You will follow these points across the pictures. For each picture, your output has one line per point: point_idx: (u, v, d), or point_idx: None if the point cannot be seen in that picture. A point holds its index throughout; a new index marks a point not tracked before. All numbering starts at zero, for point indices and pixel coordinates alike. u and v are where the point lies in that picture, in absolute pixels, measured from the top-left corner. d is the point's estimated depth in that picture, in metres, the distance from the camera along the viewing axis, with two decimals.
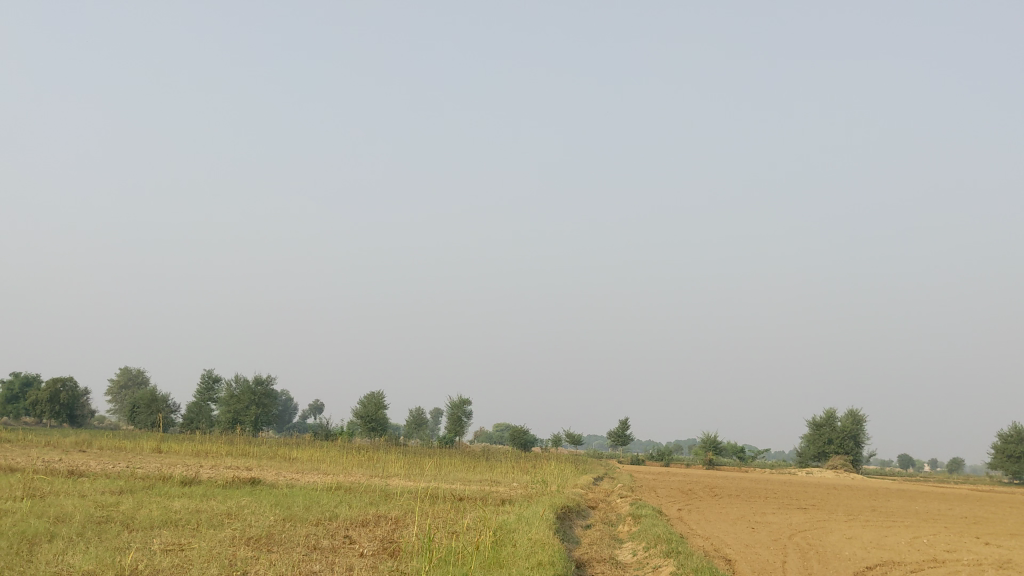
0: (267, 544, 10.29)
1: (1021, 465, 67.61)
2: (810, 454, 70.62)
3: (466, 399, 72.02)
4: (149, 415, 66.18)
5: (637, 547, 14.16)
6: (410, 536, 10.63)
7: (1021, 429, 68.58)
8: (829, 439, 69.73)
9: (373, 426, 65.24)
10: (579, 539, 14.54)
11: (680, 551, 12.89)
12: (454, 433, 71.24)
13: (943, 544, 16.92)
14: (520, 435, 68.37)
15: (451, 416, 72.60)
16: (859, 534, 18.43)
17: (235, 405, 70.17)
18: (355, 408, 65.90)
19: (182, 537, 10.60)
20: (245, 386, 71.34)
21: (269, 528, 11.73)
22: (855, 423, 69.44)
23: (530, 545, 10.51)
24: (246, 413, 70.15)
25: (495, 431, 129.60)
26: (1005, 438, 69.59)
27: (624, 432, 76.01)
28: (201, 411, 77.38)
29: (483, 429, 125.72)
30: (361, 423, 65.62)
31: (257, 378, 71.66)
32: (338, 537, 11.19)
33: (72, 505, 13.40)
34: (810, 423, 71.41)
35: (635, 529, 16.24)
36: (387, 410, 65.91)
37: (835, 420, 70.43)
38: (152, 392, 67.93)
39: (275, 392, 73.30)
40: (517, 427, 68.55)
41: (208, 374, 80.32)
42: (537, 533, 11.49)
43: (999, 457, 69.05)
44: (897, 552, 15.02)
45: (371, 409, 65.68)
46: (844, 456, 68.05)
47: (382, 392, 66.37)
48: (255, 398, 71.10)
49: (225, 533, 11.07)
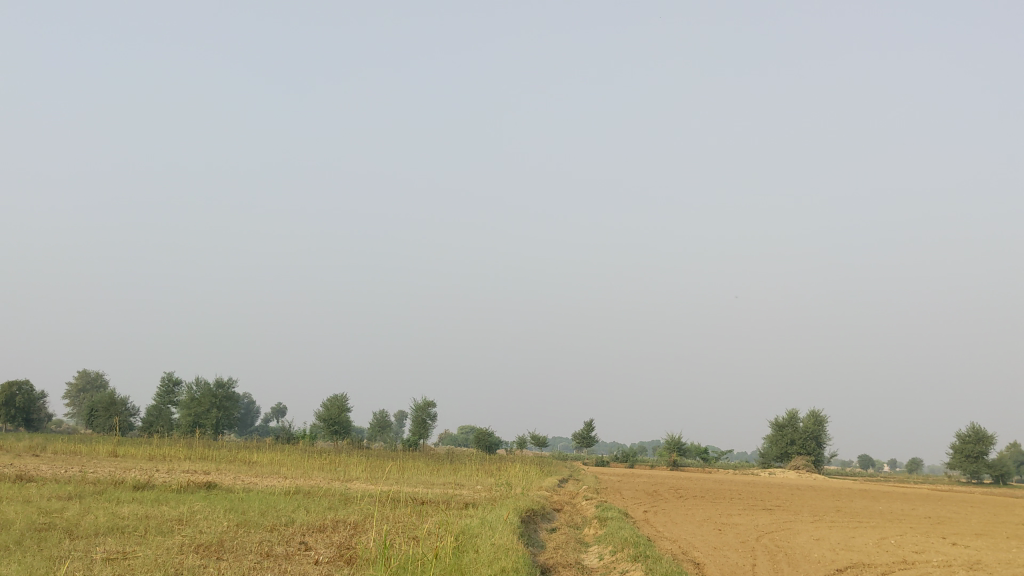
0: (217, 551, 9.81)
1: (979, 465, 68.34)
2: (773, 455, 70.93)
3: (430, 401, 71.49)
4: (107, 418, 64.86)
5: (604, 551, 13.81)
6: (367, 543, 10.21)
7: (979, 429, 69.36)
8: (791, 440, 70.07)
9: (336, 429, 64.51)
10: (543, 543, 14.19)
11: (648, 555, 12.53)
12: (418, 436, 70.64)
13: (910, 544, 16.76)
14: (485, 438, 67.98)
15: (415, 419, 72.00)
16: (826, 535, 18.33)
17: (196, 409, 69.04)
18: (318, 411, 65.11)
19: (126, 545, 10.08)
20: (206, 389, 70.20)
21: (221, 534, 11.25)
22: (817, 423, 69.86)
23: (495, 551, 10.13)
24: (207, 417, 69.04)
25: (460, 434, 129.05)
26: (963, 438, 70.31)
27: (589, 433, 75.92)
28: (160, 414, 76.04)
29: (448, 431, 125.12)
30: (324, 426, 64.81)
31: (219, 381, 70.61)
32: (293, 543, 10.75)
33: (13, 512, 12.78)
34: (772, 424, 71.66)
35: (601, 533, 15.92)
36: (350, 413, 65.24)
37: (798, 420, 70.79)
38: (110, 395, 66.59)
39: (236, 395, 72.22)
40: (482, 429, 68.15)
41: (168, 377, 79.02)
42: (501, 538, 11.08)
43: (958, 457, 69.75)
44: (865, 553, 14.80)
45: (334, 412, 64.90)
46: (806, 457, 68.40)
47: (345, 395, 65.65)
48: (216, 401, 70.04)
49: (172, 540, 10.56)
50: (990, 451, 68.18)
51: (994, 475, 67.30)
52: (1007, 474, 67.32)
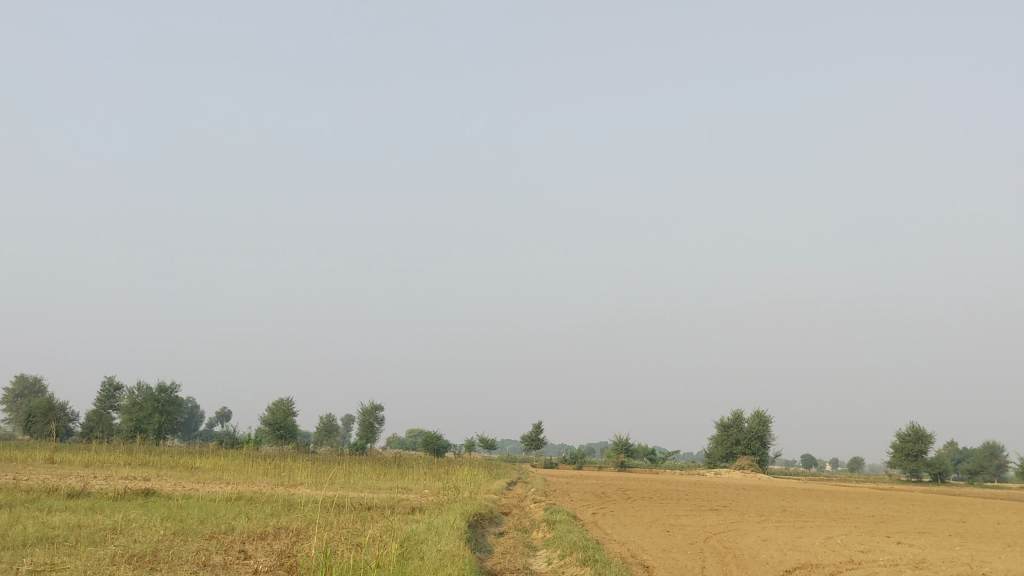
0: (151, 562, 9.43)
1: (918, 463, 69.67)
2: (718, 455, 71.59)
3: (378, 405, 70.86)
4: (46, 424, 63.21)
5: (552, 555, 13.65)
6: (310, 550, 9.92)
7: (918, 429, 70.78)
8: (736, 441, 70.76)
9: (282, 434, 63.61)
10: (490, 548, 13.99)
11: (597, 559, 12.38)
12: (366, 440, 69.98)
13: (856, 544, 16.88)
14: (433, 441, 67.60)
15: (362, 423, 71.30)
16: (773, 535, 18.44)
17: (137, 414, 67.60)
18: (263, 415, 64.15)
19: (56, 555, 9.66)
20: (148, 394, 68.80)
21: (157, 543, 10.86)
22: (761, 423, 70.72)
23: (441, 558, 9.87)
24: (149, 422, 67.62)
25: (408, 437, 128.28)
26: (903, 438, 71.66)
27: (537, 436, 75.96)
28: (101, 420, 74.34)
29: (396, 435, 124.33)
30: (270, 430, 63.90)
31: (161, 385, 69.19)
32: (231, 552, 10.40)
33: None
34: (718, 424, 72.34)
35: (549, 536, 15.77)
36: (296, 417, 64.39)
37: (742, 421, 71.54)
38: (48, 400, 64.91)
39: (180, 399, 70.84)
40: (430, 432, 67.74)
41: (109, 382, 77.35)
42: (447, 544, 10.85)
43: (898, 456, 71.05)
44: (813, 553, 14.88)
45: (279, 417, 63.98)
46: (751, 457, 69.15)
47: (291, 398, 64.80)
48: (158, 405, 68.64)
49: (104, 550, 10.15)
50: (929, 449, 69.59)
51: (932, 473, 68.67)
52: (945, 472, 68.73)
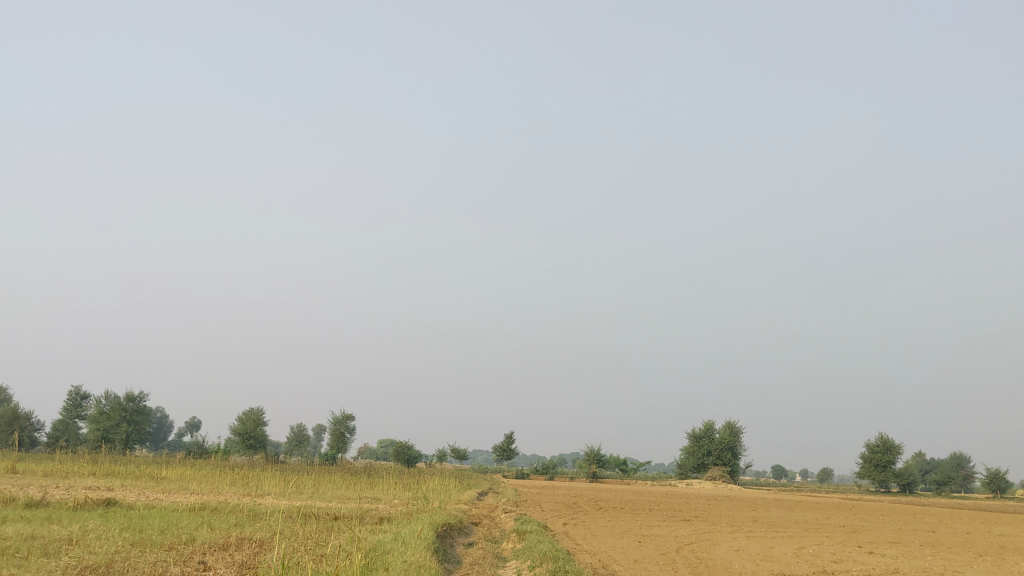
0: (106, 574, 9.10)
1: (887, 474, 70.07)
2: (689, 466, 71.58)
3: (349, 415, 70.23)
4: (9, 433, 62.02)
5: (522, 567, 13.39)
6: (273, 561, 9.64)
7: (887, 439, 71.26)
8: (707, 451, 70.84)
9: (252, 443, 62.84)
10: (459, 559, 13.71)
11: (568, 570, 12.14)
12: (336, 450, 69.31)
13: (828, 554, 16.73)
14: (404, 451, 67.07)
15: (333, 433, 70.62)
16: (745, 546, 18.27)
17: (104, 423, 66.57)
18: (233, 425, 63.35)
19: (5, 568, 9.29)
20: (115, 403, 67.78)
21: (113, 554, 10.53)
22: (732, 434, 70.90)
23: (407, 569, 9.60)
24: (116, 431, 66.59)
25: (379, 447, 127.39)
26: (872, 448, 72.10)
27: (509, 446, 75.66)
28: (67, 429, 73.16)
29: (367, 445, 123.54)
30: (239, 440, 63.11)
31: (129, 395, 68.20)
32: (190, 563, 10.08)
33: None
34: (689, 435, 72.41)
35: (519, 547, 15.48)
36: (266, 426, 63.64)
37: (714, 432, 71.67)
38: (12, 409, 63.77)
39: (147, 409, 69.80)
40: (401, 442, 67.23)
41: (76, 391, 76.21)
42: (414, 555, 10.59)
43: (867, 466, 71.43)
44: (785, 564, 14.70)
45: (249, 426, 63.23)
46: (722, 468, 69.23)
47: (261, 408, 64.05)
48: (126, 414, 67.65)
49: (57, 562, 9.80)
50: (897, 460, 70.04)
51: (901, 484, 69.08)
52: (913, 483, 69.16)
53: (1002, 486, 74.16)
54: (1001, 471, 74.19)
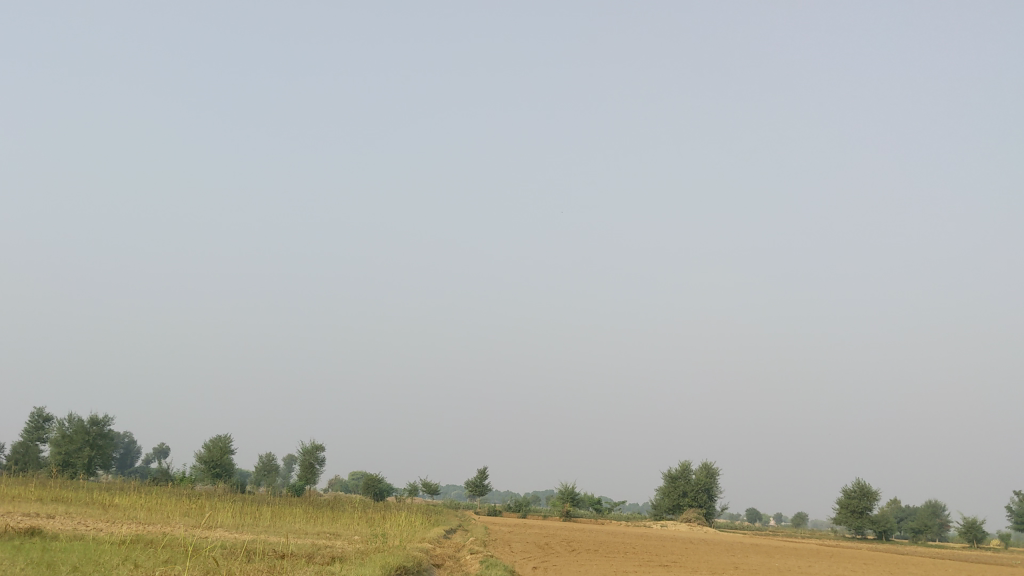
0: None
1: (863, 520, 68.65)
2: (665, 507, 69.82)
3: (319, 445, 68.19)
4: None
5: None
6: None
7: (863, 485, 70.13)
8: (682, 492, 69.31)
9: (218, 472, 60.72)
10: None
11: None
12: (305, 481, 67.24)
13: None
14: (374, 484, 65.12)
15: (303, 463, 68.53)
16: None
17: (66, 447, 64.25)
18: (199, 453, 61.24)
19: None
20: (78, 426, 65.48)
21: None
22: (708, 475, 69.42)
23: None
24: (78, 456, 64.19)
25: (352, 479, 124.65)
26: (848, 494, 70.83)
27: (482, 481, 74.11)
28: (27, 451, 70.67)
29: (338, 480, 121.26)
30: (205, 468, 60.94)
31: (93, 418, 65.98)
32: None
33: None
34: (665, 475, 70.93)
35: None
36: (233, 455, 61.58)
37: (690, 472, 70.22)
38: None
39: (112, 433, 67.42)
40: (371, 475, 65.26)
41: (38, 413, 73.82)
42: None
43: (844, 512, 70.02)
44: None
45: (215, 454, 61.23)
46: (697, 509, 67.62)
47: (229, 436, 62.04)
48: (89, 438, 65.32)
49: None
50: (874, 506, 68.80)
51: (877, 530, 67.60)
52: (889, 530, 67.67)
53: (979, 535, 72.82)
54: (977, 520, 72.88)
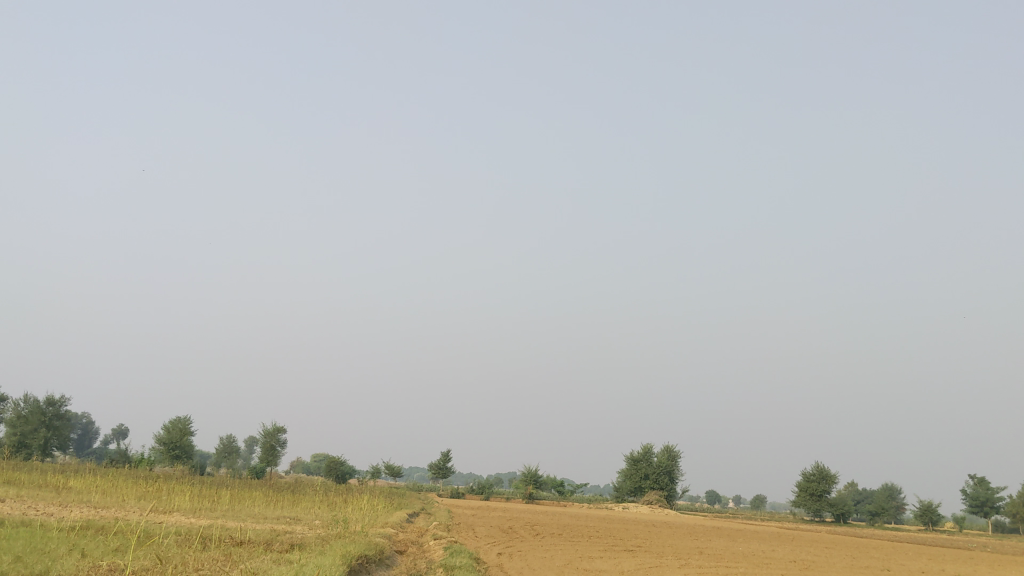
0: None
1: (821, 502, 69.29)
2: (627, 489, 70.02)
3: (280, 427, 67.39)
4: None
5: None
6: None
7: (822, 468, 70.72)
8: (645, 475, 69.44)
9: (177, 454, 59.71)
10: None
11: None
12: (266, 463, 66.45)
13: None
14: (336, 467, 64.63)
15: (263, 445, 67.62)
16: None
17: (22, 428, 62.66)
18: (157, 434, 60.24)
19: None
20: (34, 407, 64.06)
21: None
22: (670, 458, 69.66)
23: None
24: (34, 437, 62.77)
25: (313, 462, 123.77)
26: (807, 477, 71.37)
27: (445, 463, 73.83)
28: None
29: (299, 462, 120.45)
30: (164, 450, 59.94)
31: (49, 398, 64.62)
32: None
33: None
34: (628, 457, 71.07)
35: None
36: (193, 437, 60.61)
37: (652, 455, 70.41)
38: None
39: (69, 415, 66.17)
40: (333, 458, 64.69)
41: None
42: None
43: (803, 495, 70.62)
44: None
45: (175, 436, 60.21)
46: (659, 491, 67.76)
47: (189, 418, 61.09)
48: (45, 419, 64.02)
49: None
50: (832, 489, 69.41)
51: (836, 513, 68.20)
52: (847, 512, 68.28)
53: (935, 518, 73.76)
54: (933, 503, 73.87)
